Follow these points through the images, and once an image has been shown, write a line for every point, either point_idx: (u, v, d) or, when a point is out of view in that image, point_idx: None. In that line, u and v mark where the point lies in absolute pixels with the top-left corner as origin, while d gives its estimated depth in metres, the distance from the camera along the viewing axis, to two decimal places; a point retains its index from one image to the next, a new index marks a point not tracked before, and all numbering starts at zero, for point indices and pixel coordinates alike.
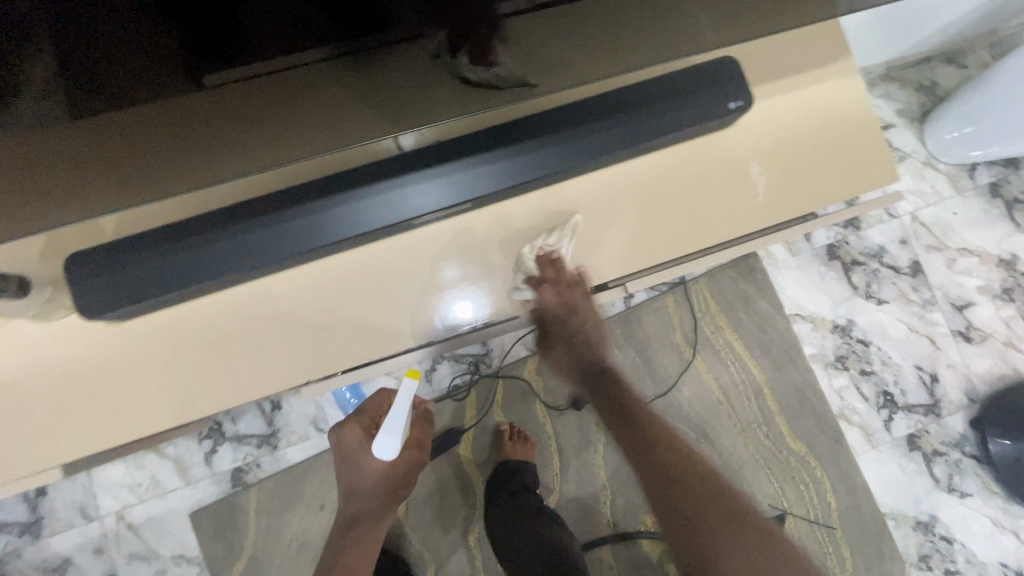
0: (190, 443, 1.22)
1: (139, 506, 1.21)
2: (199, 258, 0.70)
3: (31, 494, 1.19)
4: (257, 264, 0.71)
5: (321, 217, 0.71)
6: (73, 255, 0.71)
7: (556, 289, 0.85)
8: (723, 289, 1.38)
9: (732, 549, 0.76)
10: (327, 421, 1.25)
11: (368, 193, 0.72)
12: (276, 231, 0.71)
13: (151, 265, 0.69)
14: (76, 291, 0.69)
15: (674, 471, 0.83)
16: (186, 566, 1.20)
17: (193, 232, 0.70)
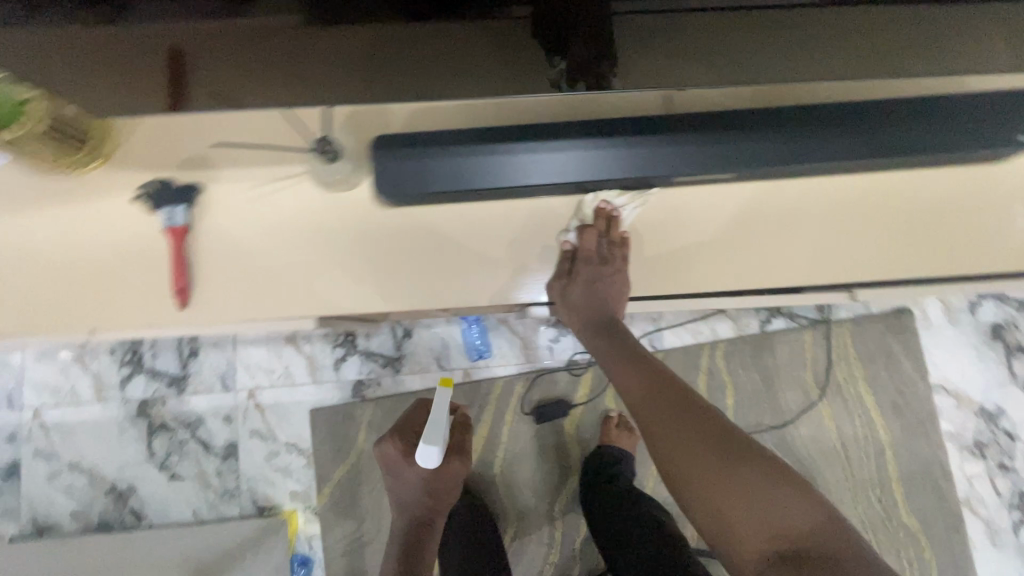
0: (326, 345, 1.31)
1: (270, 390, 1.31)
2: (486, 165, 0.69)
3: (186, 352, 1.32)
4: (539, 183, 0.71)
5: (601, 155, 0.72)
6: (377, 136, 0.69)
7: (595, 251, 0.79)
8: (868, 339, 1.31)
9: (739, 499, 0.66)
10: (450, 360, 1.31)
11: (648, 140, 0.72)
12: (560, 156, 0.71)
13: (443, 163, 0.69)
14: (377, 177, 0.68)
15: (668, 414, 0.75)
16: (297, 455, 1.29)
17: (484, 139, 0.70)
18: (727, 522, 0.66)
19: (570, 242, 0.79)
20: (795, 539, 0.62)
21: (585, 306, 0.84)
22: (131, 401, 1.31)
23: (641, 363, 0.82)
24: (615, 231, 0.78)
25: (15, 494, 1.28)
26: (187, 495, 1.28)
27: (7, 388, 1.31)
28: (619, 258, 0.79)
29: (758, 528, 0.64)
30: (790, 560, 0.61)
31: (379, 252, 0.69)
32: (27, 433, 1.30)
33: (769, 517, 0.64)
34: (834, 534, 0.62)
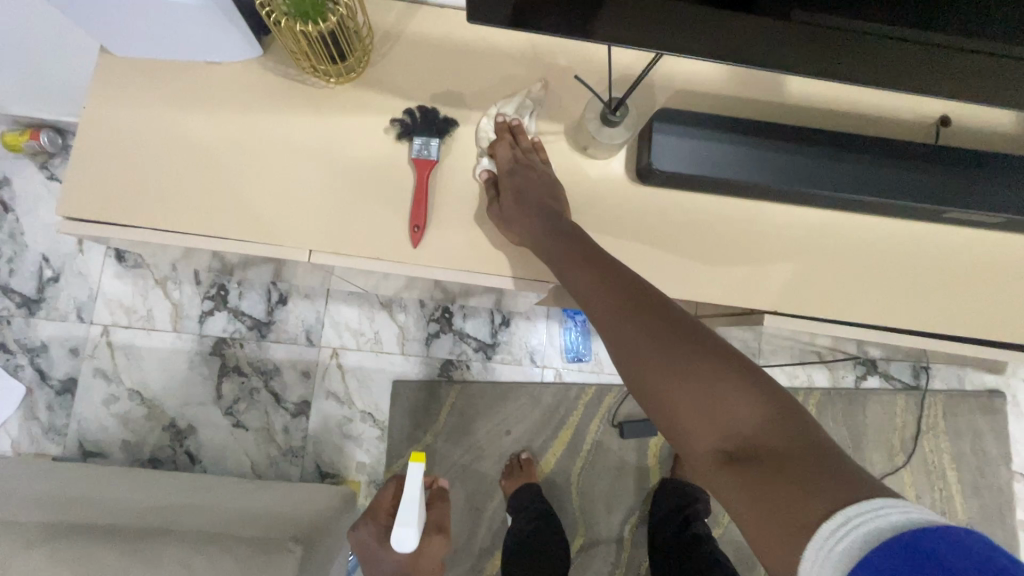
0: (421, 318, 1.27)
1: (355, 353, 1.26)
2: (766, 162, 0.62)
3: (273, 298, 1.26)
4: (824, 192, 0.62)
5: (896, 178, 0.63)
6: (658, 110, 0.61)
7: (514, 164, 0.62)
8: (959, 414, 1.31)
9: (678, 390, 0.47)
10: (544, 357, 1.28)
11: (959, 176, 0.63)
12: (851, 170, 0.63)
13: (724, 149, 0.61)
14: (654, 145, 0.60)
15: (597, 295, 0.54)
16: (371, 426, 1.24)
17: (769, 136, 0.62)
18: (669, 415, 0.48)
19: (487, 169, 0.63)
20: (746, 441, 0.43)
21: (519, 225, 0.60)
22: (207, 338, 1.25)
23: (547, 230, 0.59)
24: (526, 142, 0.64)
25: (67, 411, 1.21)
26: (248, 447, 1.21)
27: (79, 298, 1.24)
28: (537, 162, 0.63)
29: (700, 424, 0.46)
30: (731, 468, 0.43)
31: (620, 230, 0.65)
32: (91, 349, 1.23)
33: (713, 411, 0.45)
34: (794, 434, 0.42)
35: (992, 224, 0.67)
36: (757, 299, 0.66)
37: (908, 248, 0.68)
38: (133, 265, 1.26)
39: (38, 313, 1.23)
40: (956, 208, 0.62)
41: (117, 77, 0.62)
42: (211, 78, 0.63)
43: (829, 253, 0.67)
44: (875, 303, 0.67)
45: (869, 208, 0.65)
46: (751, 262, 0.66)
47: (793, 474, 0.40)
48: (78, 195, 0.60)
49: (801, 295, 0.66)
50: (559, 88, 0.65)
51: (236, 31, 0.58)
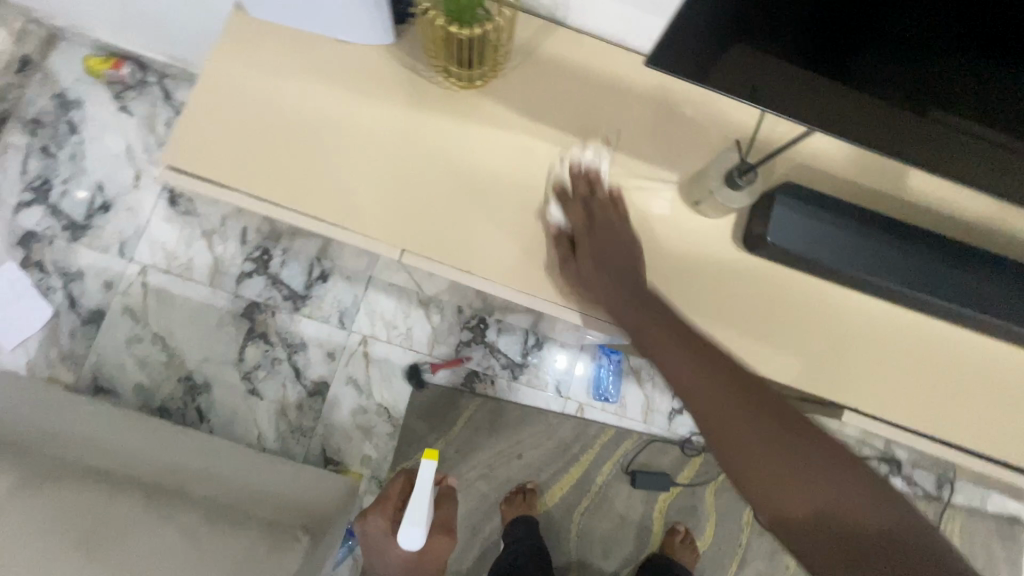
0: (455, 324, 1.25)
1: (383, 344, 1.24)
2: (878, 255, 0.60)
3: (315, 273, 1.25)
4: (929, 298, 0.60)
5: (1002, 296, 0.61)
6: (779, 184, 0.60)
7: (590, 221, 0.59)
8: (977, 535, 1.27)
9: (775, 478, 0.52)
10: (570, 389, 1.25)
11: None
12: (961, 281, 0.60)
13: (838, 236, 0.59)
14: (770, 218, 0.58)
15: (701, 378, 0.56)
16: (384, 421, 1.21)
17: (884, 229, 0.60)
18: (771, 498, 0.52)
19: (557, 224, 0.61)
20: (851, 527, 0.49)
21: (603, 292, 0.58)
22: (241, 299, 1.23)
23: (642, 294, 0.58)
24: (604, 193, 0.61)
25: (88, 342, 1.19)
26: (258, 417, 1.19)
27: (124, 233, 1.24)
28: (617, 218, 0.60)
29: (804, 508, 0.51)
30: (831, 550, 0.49)
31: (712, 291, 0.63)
32: (125, 286, 1.22)
33: (817, 497, 0.51)
34: (891, 518, 0.49)
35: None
36: (837, 388, 0.64)
37: (999, 371, 0.66)
38: (184, 211, 1.25)
39: (81, 239, 1.23)
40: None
41: (243, 37, 0.61)
42: (337, 55, 0.62)
43: (915, 358, 0.65)
44: (954, 421, 0.65)
45: (968, 321, 0.63)
46: (837, 351, 0.64)
47: (925, 562, 0.46)
48: (184, 145, 0.58)
49: (880, 395, 0.64)
50: (682, 137, 0.64)
51: (376, 15, 0.57)
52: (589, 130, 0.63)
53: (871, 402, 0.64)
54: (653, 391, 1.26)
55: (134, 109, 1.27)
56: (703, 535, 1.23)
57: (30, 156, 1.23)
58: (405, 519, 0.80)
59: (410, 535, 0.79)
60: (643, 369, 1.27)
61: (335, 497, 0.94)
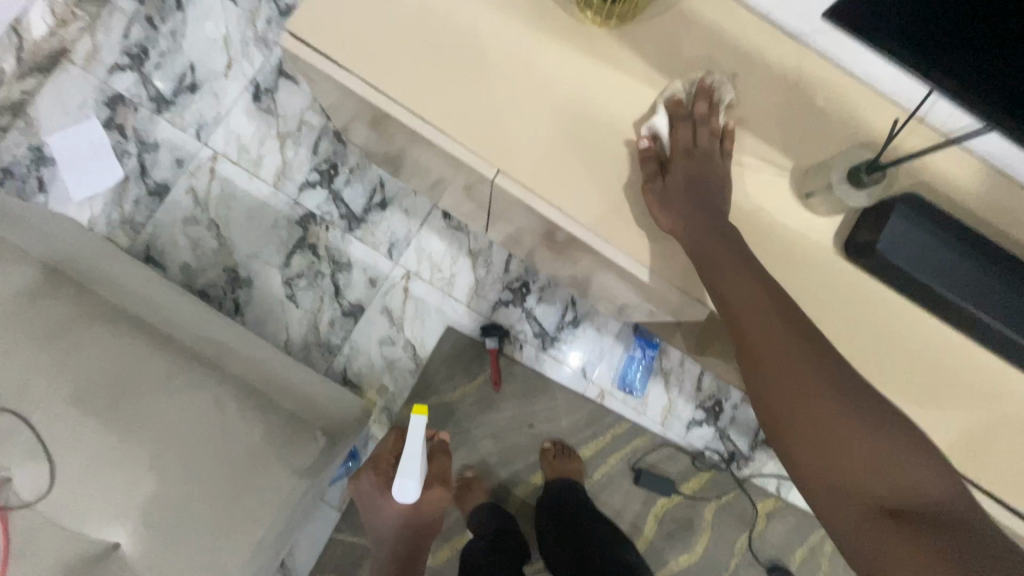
0: (498, 282, 1.24)
1: (425, 284, 1.23)
2: (988, 288, 0.57)
3: (375, 198, 1.25)
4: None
5: None
6: (903, 192, 0.59)
7: (690, 148, 0.61)
8: None
9: (827, 426, 0.49)
10: (595, 373, 1.23)
11: None
12: None
13: (952, 257, 0.57)
14: (885, 223, 0.58)
15: (765, 318, 0.54)
16: (409, 358, 1.22)
17: (1001, 263, 0.57)
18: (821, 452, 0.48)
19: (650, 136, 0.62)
20: (898, 492, 0.46)
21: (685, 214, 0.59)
22: (300, 207, 1.25)
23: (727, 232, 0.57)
24: (717, 125, 0.62)
25: (149, 212, 1.22)
26: (291, 322, 1.21)
27: (204, 117, 1.26)
28: (716, 153, 0.61)
29: (853, 465, 0.47)
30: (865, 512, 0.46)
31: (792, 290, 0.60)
32: (195, 168, 1.24)
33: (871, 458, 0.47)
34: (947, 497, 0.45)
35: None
36: None
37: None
38: (265, 109, 1.27)
39: (163, 113, 1.25)
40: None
41: None
42: None
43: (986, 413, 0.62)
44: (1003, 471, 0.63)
45: None
46: (885, 350, 0.63)
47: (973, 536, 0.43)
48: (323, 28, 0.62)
49: (939, 424, 0.62)
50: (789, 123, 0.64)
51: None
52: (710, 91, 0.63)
53: (915, 411, 0.62)
54: (677, 396, 1.24)
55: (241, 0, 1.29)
56: (691, 549, 1.21)
57: (135, 23, 1.26)
58: (400, 471, 0.88)
59: (403, 488, 0.88)
60: (672, 373, 1.24)
61: (349, 412, 0.97)
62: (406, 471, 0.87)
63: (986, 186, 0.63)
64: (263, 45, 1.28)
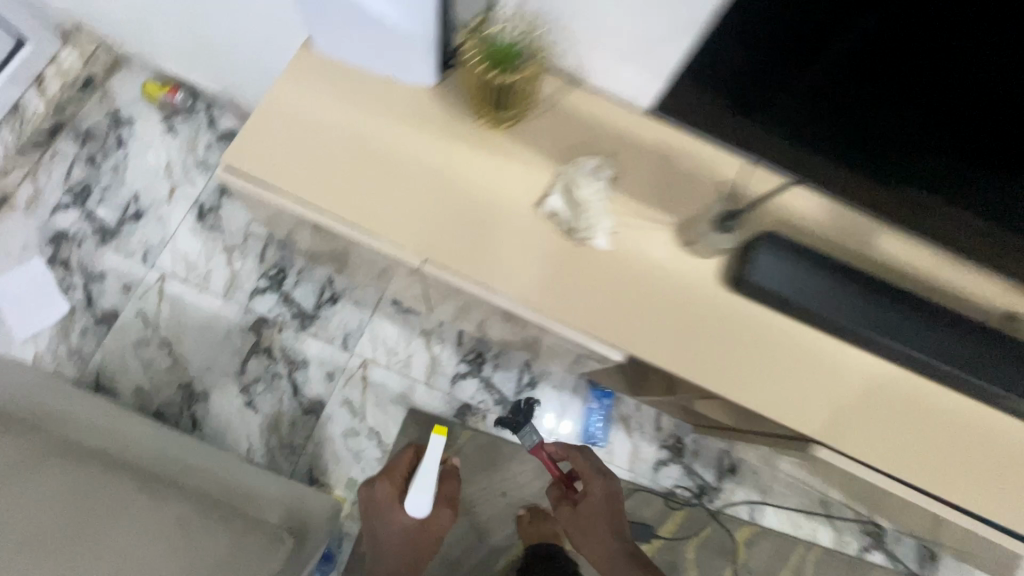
0: (454, 356, 1.30)
1: (382, 370, 1.27)
2: (855, 303, 0.68)
3: (325, 295, 1.31)
4: (900, 343, 0.67)
5: (928, 340, 0.68)
6: (767, 233, 0.69)
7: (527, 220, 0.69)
8: None
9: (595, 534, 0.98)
10: (559, 431, 1.27)
11: (968, 362, 0.68)
12: (916, 327, 0.68)
13: (821, 282, 0.68)
14: (769, 260, 0.68)
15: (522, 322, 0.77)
16: (374, 445, 1.23)
17: (857, 275, 0.69)
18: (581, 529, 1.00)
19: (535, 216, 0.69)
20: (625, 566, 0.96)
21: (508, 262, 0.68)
22: (251, 313, 1.28)
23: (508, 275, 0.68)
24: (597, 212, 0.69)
25: (97, 341, 1.23)
26: (250, 428, 1.21)
27: (150, 242, 1.30)
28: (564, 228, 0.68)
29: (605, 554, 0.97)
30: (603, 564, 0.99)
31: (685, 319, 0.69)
32: (142, 291, 1.27)
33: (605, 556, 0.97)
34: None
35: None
36: (794, 416, 0.69)
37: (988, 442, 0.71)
38: (210, 227, 1.33)
39: (108, 243, 1.29)
40: (1007, 394, 0.67)
41: (301, 76, 0.71)
42: (381, 93, 0.72)
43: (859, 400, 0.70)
44: (896, 453, 0.69)
45: (910, 361, 0.69)
46: (781, 359, 0.69)
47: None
48: (247, 149, 0.68)
49: (823, 425, 0.69)
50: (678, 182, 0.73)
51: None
52: (600, 162, 0.69)
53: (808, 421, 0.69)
54: (640, 440, 1.28)
55: (180, 131, 1.37)
56: None
57: (76, 165, 1.33)
58: (414, 486, 0.90)
59: (417, 504, 0.90)
60: (631, 418, 1.29)
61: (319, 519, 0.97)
62: (420, 487, 0.90)
63: (826, 216, 0.75)
64: (204, 168, 1.36)
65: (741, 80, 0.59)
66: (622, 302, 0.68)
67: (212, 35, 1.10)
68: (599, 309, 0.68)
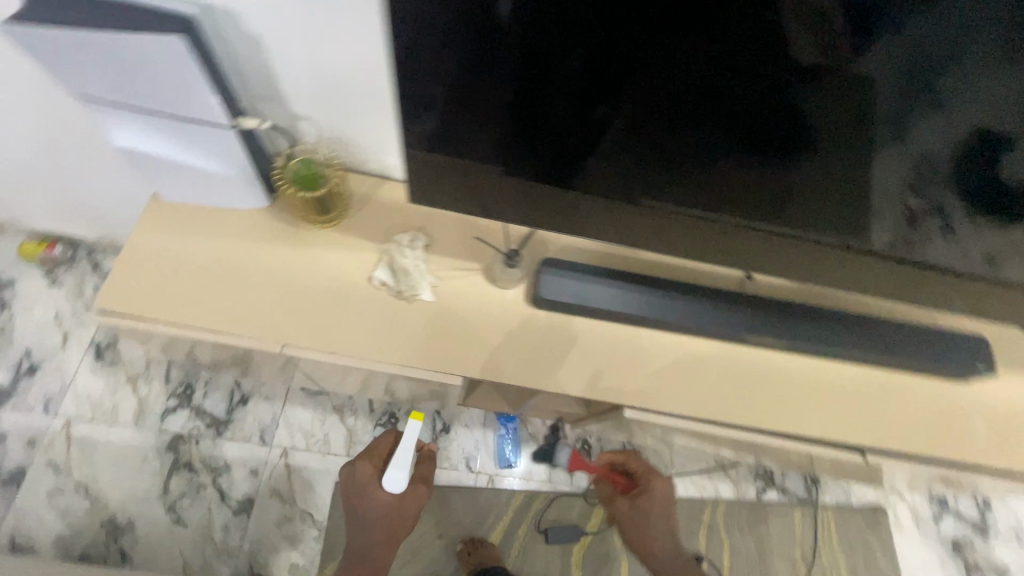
0: (369, 422, 1.41)
1: (303, 453, 1.36)
2: (627, 297, 0.87)
3: (235, 398, 1.39)
4: (667, 318, 0.87)
5: (689, 309, 0.88)
6: (545, 261, 0.88)
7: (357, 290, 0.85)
8: (848, 529, 1.45)
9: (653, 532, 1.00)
10: (479, 464, 1.40)
11: (718, 309, 0.88)
12: (678, 304, 0.87)
13: (595, 289, 0.86)
14: (547, 282, 0.86)
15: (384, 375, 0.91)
16: (309, 526, 1.29)
17: (622, 277, 0.88)
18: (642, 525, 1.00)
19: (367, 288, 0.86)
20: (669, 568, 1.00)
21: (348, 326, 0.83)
22: (165, 433, 1.34)
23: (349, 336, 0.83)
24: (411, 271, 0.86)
25: (8, 502, 1.24)
26: (183, 544, 1.25)
27: (50, 392, 1.34)
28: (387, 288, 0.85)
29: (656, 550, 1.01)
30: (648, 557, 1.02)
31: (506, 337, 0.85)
32: (49, 441, 1.30)
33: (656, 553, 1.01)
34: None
35: (810, 351, 0.90)
36: (613, 393, 0.85)
37: (767, 375, 0.90)
38: (109, 363, 1.39)
39: (6, 404, 1.32)
40: (748, 333, 0.87)
41: (155, 224, 0.86)
42: (225, 220, 0.88)
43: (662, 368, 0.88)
44: (700, 403, 0.87)
45: (686, 331, 0.88)
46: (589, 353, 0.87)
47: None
48: (116, 293, 0.81)
49: (638, 394, 0.86)
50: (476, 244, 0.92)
51: (207, 80, 0.69)
52: (412, 237, 0.89)
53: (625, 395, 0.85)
54: (551, 452, 1.43)
55: (63, 281, 1.44)
56: None
57: None
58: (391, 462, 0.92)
59: (392, 480, 0.91)
60: (539, 434, 1.45)
61: None
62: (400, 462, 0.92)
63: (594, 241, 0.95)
64: None
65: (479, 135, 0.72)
66: (447, 333, 0.84)
67: (76, 194, 1.21)
68: (431, 345, 0.84)
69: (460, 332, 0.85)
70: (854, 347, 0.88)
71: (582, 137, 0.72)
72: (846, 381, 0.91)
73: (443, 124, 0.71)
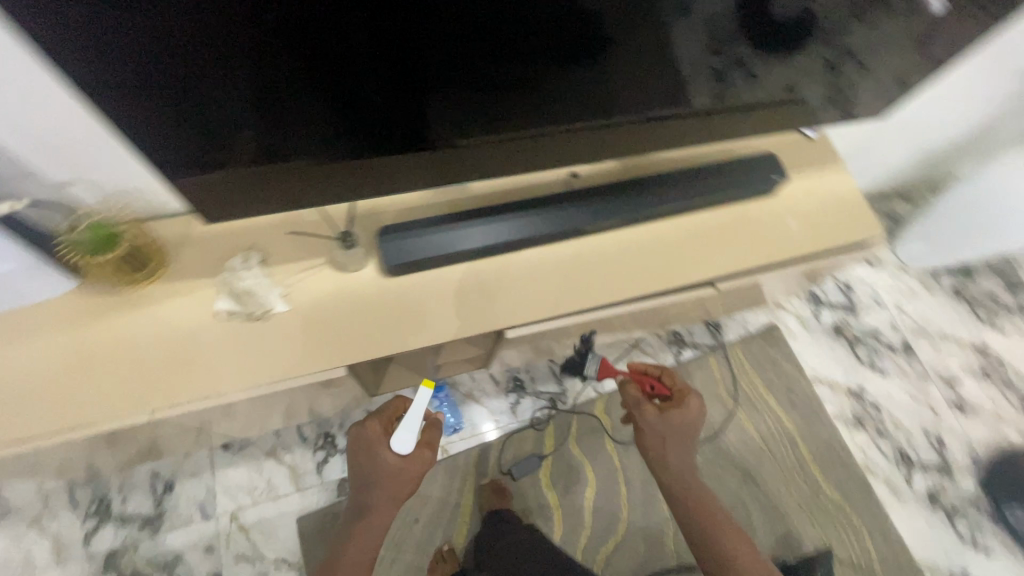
0: (307, 451, 1.39)
1: (252, 508, 1.32)
2: (468, 233, 0.91)
3: (159, 488, 1.31)
4: (510, 238, 0.92)
5: (529, 221, 0.93)
6: (381, 230, 0.89)
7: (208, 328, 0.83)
8: (754, 353, 1.66)
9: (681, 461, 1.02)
10: None
11: (554, 212, 0.95)
12: (517, 221, 0.93)
13: (436, 237, 0.89)
14: (387, 248, 0.87)
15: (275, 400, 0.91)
16: (287, 570, 1.28)
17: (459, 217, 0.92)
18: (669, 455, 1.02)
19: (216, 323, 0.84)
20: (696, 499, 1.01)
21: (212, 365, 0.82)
22: (97, 555, 1.25)
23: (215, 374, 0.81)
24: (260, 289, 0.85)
25: None
26: None
27: None
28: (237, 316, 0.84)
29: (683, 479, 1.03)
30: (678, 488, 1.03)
31: (373, 313, 0.87)
32: None
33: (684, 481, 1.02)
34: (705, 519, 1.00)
35: (644, 218, 0.99)
36: (491, 321, 0.90)
37: (617, 251, 0.98)
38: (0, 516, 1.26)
39: None
40: (589, 221, 0.95)
41: None
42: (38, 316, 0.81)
43: (525, 281, 0.94)
44: (568, 297, 0.94)
45: (534, 242, 0.94)
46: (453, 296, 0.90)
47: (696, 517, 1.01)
48: None
49: (513, 313, 0.91)
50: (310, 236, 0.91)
51: None
52: (245, 254, 0.87)
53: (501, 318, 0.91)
54: (489, 401, 1.50)
55: None
56: (587, 482, 1.44)
57: None
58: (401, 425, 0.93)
59: (402, 440, 0.93)
60: (472, 390, 1.50)
61: None
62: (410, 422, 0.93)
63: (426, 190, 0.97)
64: None
65: (262, 119, 0.68)
66: (313, 333, 0.85)
67: None
68: (300, 350, 0.84)
69: (329, 326, 0.86)
70: (680, 200, 0.99)
71: (373, 75, 0.68)
72: (681, 230, 1.01)
73: (221, 119, 0.66)
